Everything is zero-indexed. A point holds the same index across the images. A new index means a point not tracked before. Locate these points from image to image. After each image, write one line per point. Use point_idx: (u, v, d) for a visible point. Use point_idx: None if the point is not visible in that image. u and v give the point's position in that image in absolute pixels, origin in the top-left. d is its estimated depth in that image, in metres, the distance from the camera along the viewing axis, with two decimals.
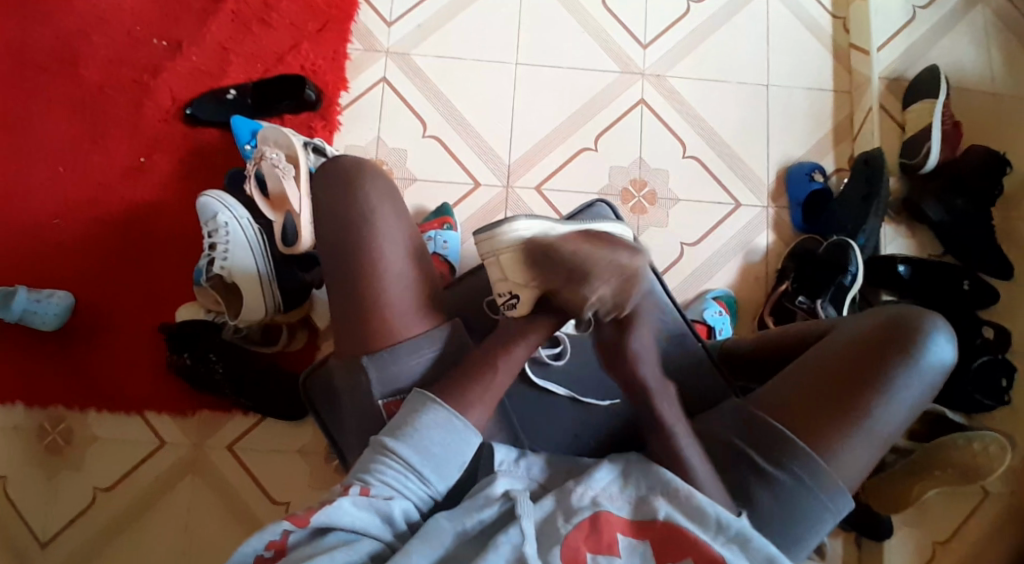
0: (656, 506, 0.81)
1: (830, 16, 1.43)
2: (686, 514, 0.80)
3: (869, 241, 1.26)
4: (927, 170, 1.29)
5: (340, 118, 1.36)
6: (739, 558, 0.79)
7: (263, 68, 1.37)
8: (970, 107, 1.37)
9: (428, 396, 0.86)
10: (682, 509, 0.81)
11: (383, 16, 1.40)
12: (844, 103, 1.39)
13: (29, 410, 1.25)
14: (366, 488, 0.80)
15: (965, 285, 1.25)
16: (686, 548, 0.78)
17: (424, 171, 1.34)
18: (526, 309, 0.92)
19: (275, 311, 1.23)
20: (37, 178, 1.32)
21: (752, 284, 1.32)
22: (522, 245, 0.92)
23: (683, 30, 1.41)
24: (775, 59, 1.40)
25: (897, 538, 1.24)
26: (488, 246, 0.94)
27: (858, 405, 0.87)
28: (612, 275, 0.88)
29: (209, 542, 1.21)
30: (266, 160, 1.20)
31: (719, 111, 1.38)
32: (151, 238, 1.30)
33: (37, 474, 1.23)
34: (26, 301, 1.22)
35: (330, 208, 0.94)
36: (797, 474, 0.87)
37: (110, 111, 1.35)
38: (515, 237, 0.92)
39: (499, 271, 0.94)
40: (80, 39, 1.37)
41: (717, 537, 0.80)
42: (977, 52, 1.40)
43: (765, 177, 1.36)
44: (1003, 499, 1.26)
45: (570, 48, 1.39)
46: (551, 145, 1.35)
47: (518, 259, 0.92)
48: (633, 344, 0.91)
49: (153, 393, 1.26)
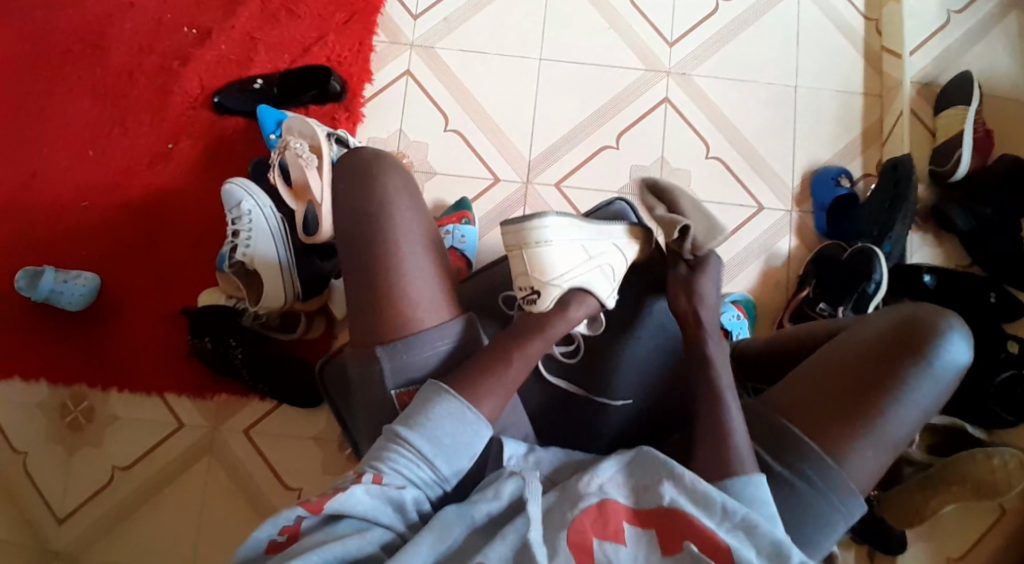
0: (661, 491, 0.81)
1: (861, 18, 1.40)
2: (692, 501, 0.80)
3: (896, 249, 1.23)
4: (957, 178, 1.26)
5: (363, 110, 1.36)
6: (746, 547, 0.78)
7: (289, 59, 1.38)
8: (1005, 114, 1.33)
9: (442, 387, 0.86)
10: (689, 498, 0.80)
11: (409, 9, 1.41)
12: (874, 107, 1.36)
13: (52, 388, 1.28)
14: (379, 475, 0.80)
15: (992, 297, 1.23)
16: (687, 534, 0.78)
17: (445, 165, 1.34)
18: (546, 305, 0.94)
19: (294, 299, 1.25)
20: (68, 162, 1.35)
21: (772, 289, 1.30)
22: (549, 244, 0.95)
23: (710, 29, 1.39)
24: (804, 61, 1.38)
25: (910, 553, 1.23)
26: (513, 240, 0.96)
27: (872, 407, 0.86)
28: (705, 228, 1.01)
29: (221, 524, 1.24)
30: (290, 150, 1.21)
31: (743, 113, 1.36)
32: (174, 223, 1.33)
33: (58, 450, 1.27)
34: (52, 282, 1.25)
35: (348, 198, 0.95)
36: (810, 478, 0.85)
37: (140, 98, 1.37)
38: (543, 235, 0.94)
39: (522, 266, 0.95)
40: (113, 27, 1.40)
41: (722, 523, 0.79)
42: (1013, 58, 1.36)
43: (790, 180, 1.34)
44: (1017, 512, 1.24)
45: (594, 45, 1.38)
46: (573, 142, 1.34)
47: (542, 257, 0.95)
48: (699, 285, 1.00)
49: (174, 377, 1.29)
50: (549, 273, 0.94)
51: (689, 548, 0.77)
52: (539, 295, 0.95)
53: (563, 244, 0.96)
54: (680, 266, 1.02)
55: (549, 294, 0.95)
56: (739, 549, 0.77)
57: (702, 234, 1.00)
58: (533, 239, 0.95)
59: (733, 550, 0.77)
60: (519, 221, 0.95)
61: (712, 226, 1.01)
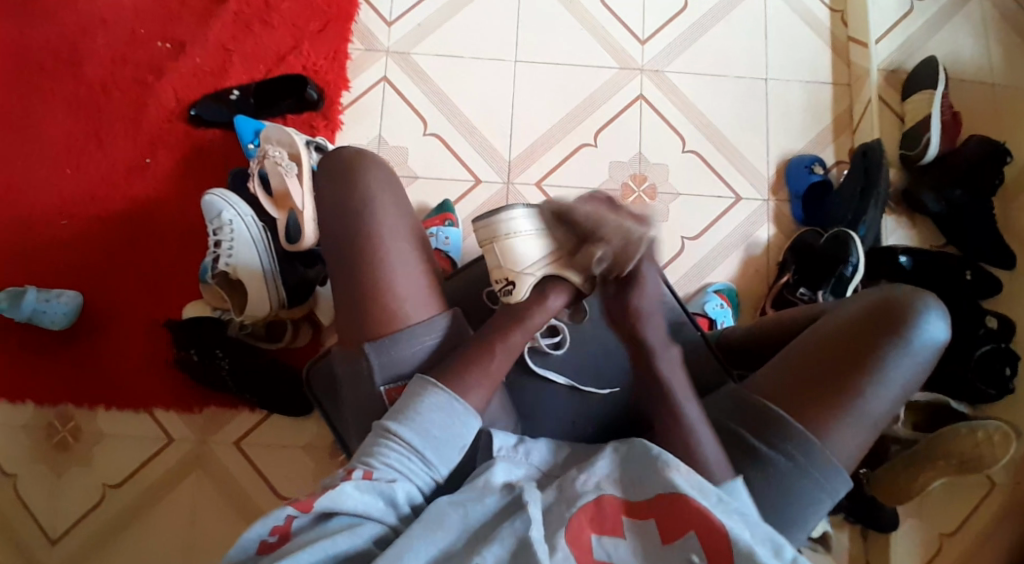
0: (660, 481, 0.81)
1: (827, 9, 1.43)
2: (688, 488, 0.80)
3: (870, 233, 1.25)
4: (927, 160, 1.29)
5: (342, 118, 1.37)
6: (741, 529, 0.78)
7: (265, 70, 1.39)
8: (970, 97, 1.37)
9: (429, 381, 0.87)
10: (686, 482, 0.80)
11: (384, 17, 1.42)
12: (843, 95, 1.39)
13: (37, 408, 1.27)
14: (369, 471, 0.81)
15: (968, 274, 1.26)
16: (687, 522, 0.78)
17: (426, 168, 1.35)
18: (522, 295, 0.95)
19: (279, 307, 1.24)
20: (46, 179, 1.34)
21: (753, 277, 1.32)
22: (517, 234, 0.95)
23: (680, 25, 1.42)
24: (773, 54, 1.41)
25: (904, 530, 1.24)
26: (484, 234, 0.97)
27: (849, 385, 0.87)
28: (617, 237, 0.90)
29: (215, 538, 1.22)
30: (268, 159, 1.21)
31: (714, 105, 1.39)
32: (155, 237, 1.32)
33: (46, 471, 1.25)
34: (35, 301, 1.24)
35: (332, 199, 0.96)
36: (791, 453, 0.87)
37: (117, 113, 1.37)
38: (512, 226, 0.95)
39: (495, 259, 0.97)
40: (86, 42, 1.40)
41: (717, 507, 0.79)
42: (976, 42, 1.40)
43: (764, 170, 1.36)
44: (989, 518, 1.24)
45: (569, 45, 1.40)
46: (552, 140, 1.36)
47: (515, 247, 0.95)
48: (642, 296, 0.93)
49: (161, 391, 1.28)
50: (522, 262, 0.95)
51: (688, 545, 0.77)
52: (515, 285, 0.95)
53: (536, 233, 0.95)
54: (607, 286, 0.94)
55: (523, 284, 0.95)
56: (735, 529, 0.77)
57: (611, 247, 0.90)
58: (503, 232, 0.95)
59: (728, 530, 0.77)
60: (488, 215, 0.97)
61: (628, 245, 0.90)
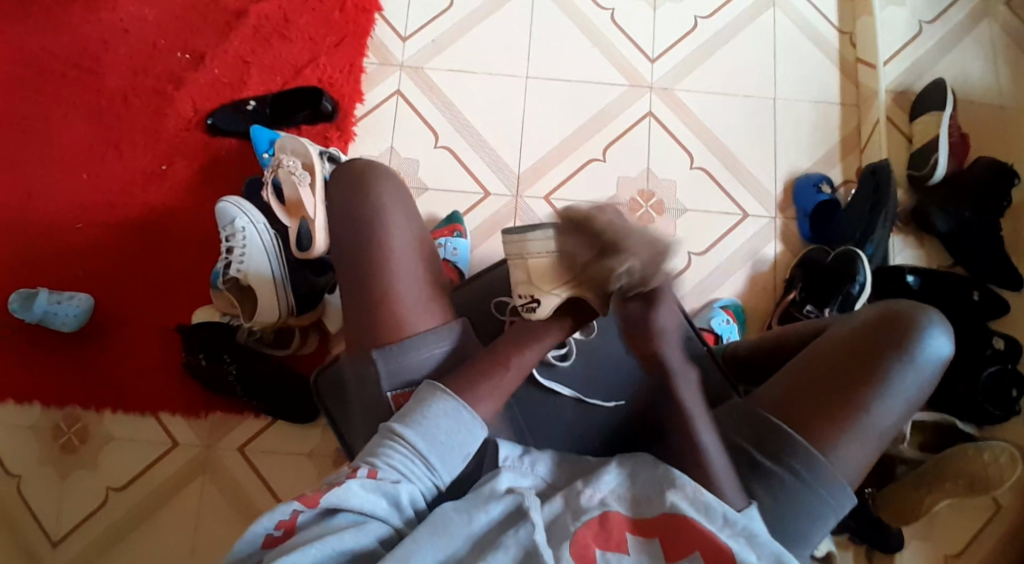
0: (664, 498, 0.81)
1: (836, 31, 1.45)
2: (693, 507, 0.81)
3: (877, 252, 1.25)
4: (936, 181, 1.29)
5: (355, 129, 1.39)
6: (746, 551, 0.79)
7: (281, 81, 1.41)
8: (978, 119, 1.38)
9: (438, 387, 0.87)
10: (690, 503, 0.81)
11: (398, 32, 1.45)
12: (852, 116, 1.41)
13: (45, 409, 1.28)
14: (374, 471, 0.81)
15: (975, 295, 1.25)
16: (692, 541, 0.79)
17: (436, 180, 1.37)
18: (545, 314, 0.92)
19: (289, 314, 1.25)
20: (63, 184, 1.37)
21: (760, 294, 1.32)
22: (548, 253, 0.89)
23: (690, 45, 1.44)
24: (782, 74, 1.42)
25: (908, 552, 1.23)
26: (516, 248, 0.92)
27: (854, 400, 0.87)
28: (644, 250, 0.84)
29: (216, 544, 1.23)
30: (283, 168, 1.23)
31: (723, 123, 1.40)
32: (168, 243, 1.34)
33: (51, 472, 1.26)
34: (46, 303, 1.26)
35: (343, 206, 0.97)
36: (797, 470, 0.87)
37: (135, 121, 1.40)
38: (543, 245, 0.89)
39: (522, 274, 0.92)
40: (107, 52, 1.43)
41: (723, 529, 0.80)
42: (984, 65, 1.41)
43: (772, 188, 1.37)
44: (987, 553, 1.22)
45: (580, 62, 1.42)
46: (562, 155, 1.38)
47: (545, 266, 0.90)
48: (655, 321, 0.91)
49: (169, 395, 1.29)
50: (550, 283, 0.90)
51: (692, 558, 0.77)
52: (540, 304, 0.92)
53: (566, 252, 0.90)
54: (630, 302, 0.89)
55: (549, 304, 0.91)
56: (740, 553, 0.78)
57: (637, 261, 0.84)
58: (534, 249, 0.90)
59: (734, 553, 0.78)
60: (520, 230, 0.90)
61: (657, 251, 0.84)
